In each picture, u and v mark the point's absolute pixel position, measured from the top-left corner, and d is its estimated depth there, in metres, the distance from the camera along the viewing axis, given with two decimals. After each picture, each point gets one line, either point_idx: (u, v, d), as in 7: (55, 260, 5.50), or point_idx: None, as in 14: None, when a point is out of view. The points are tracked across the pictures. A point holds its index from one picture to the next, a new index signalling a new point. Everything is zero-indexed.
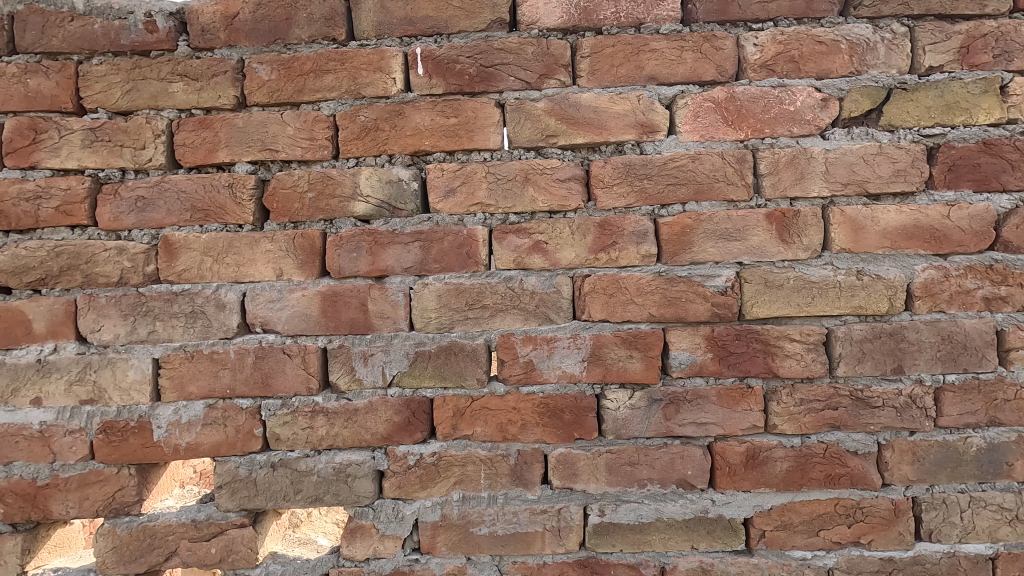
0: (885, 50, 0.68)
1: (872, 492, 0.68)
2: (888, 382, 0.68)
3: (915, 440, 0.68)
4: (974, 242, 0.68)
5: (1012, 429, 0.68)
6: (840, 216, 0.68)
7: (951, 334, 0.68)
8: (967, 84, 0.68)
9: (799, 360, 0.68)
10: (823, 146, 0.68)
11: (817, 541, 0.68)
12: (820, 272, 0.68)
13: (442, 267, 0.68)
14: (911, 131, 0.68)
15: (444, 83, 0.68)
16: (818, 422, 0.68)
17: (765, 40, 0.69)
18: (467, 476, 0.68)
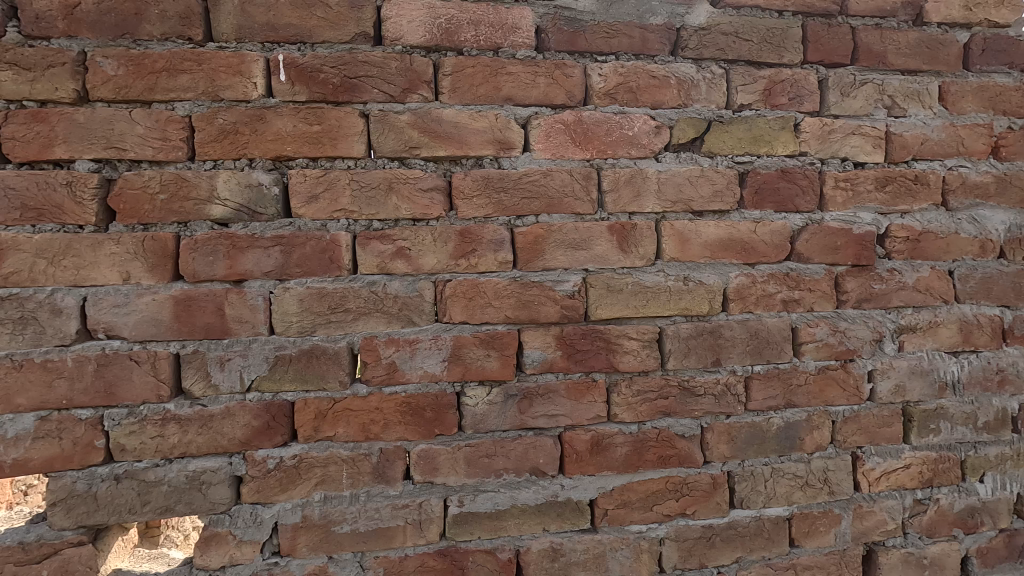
0: (706, 88, 0.80)
1: (695, 469, 0.78)
2: (708, 372, 0.79)
3: (730, 422, 0.79)
4: (774, 253, 0.81)
5: (804, 409, 0.81)
6: (670, 230, 0.78)
7: (757, 331, 0.80)
8: (769, 120, 0.81)
9: (636, 355, 0.77)
10: (656, 167, 0.78)
11: (652, 515, 0.77)
12: (653, 277, 0.77)
13: (304, 271, 0.69)
14: (726, 158, 0.80)
15: (308, 91, 0.70)
16: (652, 410, 0.77)
17: (608, 72, 0.77)
18: (330, 476, 0.69)
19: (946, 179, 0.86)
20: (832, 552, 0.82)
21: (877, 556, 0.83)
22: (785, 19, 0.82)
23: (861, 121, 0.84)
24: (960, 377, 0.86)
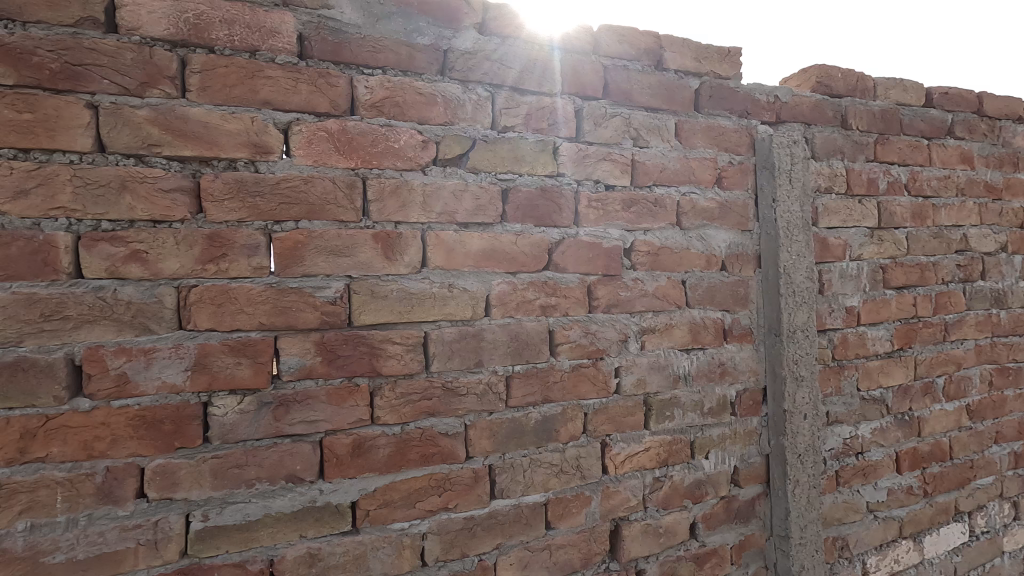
0: (471, 108, 0.85)
1: (458, 464, 0.84)
2: (471, 373, 0.85)
3: (492, 418, 0.86)
4: (533, 263, 0.89)
5: (559, 404, 0.91)
6: (435, 239, 0.82)
7: (517, 334, 0.88)
8: (530, 143, 0.89)
9: (399, 359, 0.80)
10: (422, 180, 0.82)
11: (414, 511, 0.81)
12: (418, 284, 0.81)
13: (9, 274, 0.62)
14: (490, 175, 0.86)
15: (16, 74, 0.63)
16: (415, 411, 0.81)
17: (374, 84, 0.79)
18: (40, 501, 0.63)
19: (681, 203, 1.02)
20: (583, 529, 0.93)
21: (621, 530, 0.95)
22: (546, 52, 0.91)
23: (612, 149, 0.96)
24: (690, 371, 1.02)
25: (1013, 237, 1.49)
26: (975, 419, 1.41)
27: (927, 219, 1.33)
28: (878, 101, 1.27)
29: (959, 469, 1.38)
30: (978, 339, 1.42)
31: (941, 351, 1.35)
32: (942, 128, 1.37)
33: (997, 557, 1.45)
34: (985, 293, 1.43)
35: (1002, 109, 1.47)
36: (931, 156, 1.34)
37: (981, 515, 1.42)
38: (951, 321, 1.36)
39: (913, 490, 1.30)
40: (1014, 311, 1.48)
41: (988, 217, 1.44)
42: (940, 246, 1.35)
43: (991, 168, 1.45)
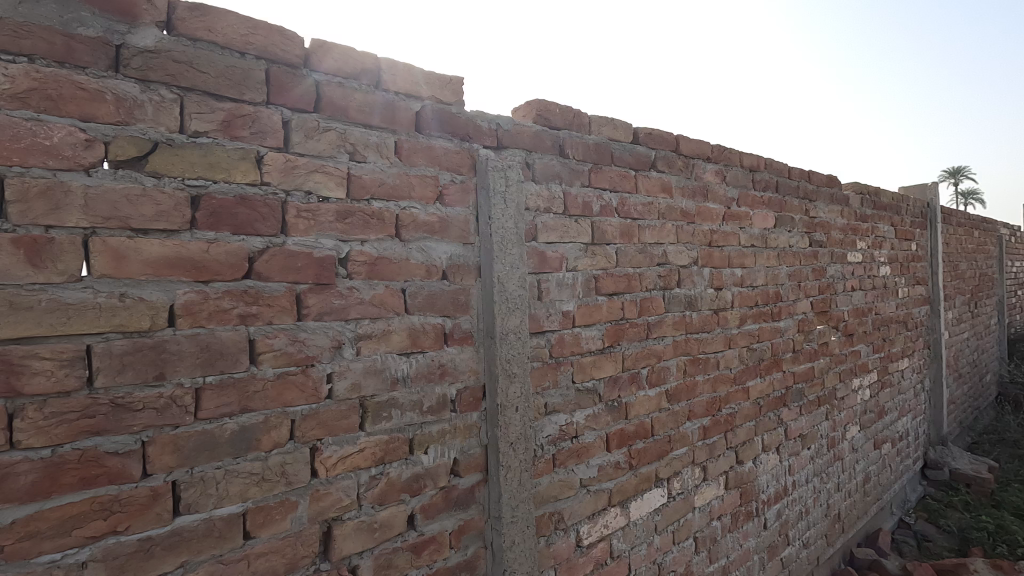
0: (151, 109, 0.82)
1: (131, 484, 0.79)
2: (150, 387, 0.81)
3: (176, 433, 0.83)
4: (229, 272, 0.88)
5: (260, 413, 0.91)
6: (101, 246, 0.77)
7: (209, 344, 0.86)
8: (227, 150, 0.88)
9: (48, 376, 0.73)
10: (84, 181, 0.76)
11: (69, 540, 0.74)
12: (77, 294, 0.75)
13: None
14: (175, 180, 0.83)
15: None
16: (72, 432, 0.75)
17: (16, 73, 0.72)
18: None
19: (401, 217, 1.09)
20: (288, 535, 0.94)
21: (333, 530, 0.99)
22: (247, 60, 0.91)
23: (325, 161, 0.99)
24: (408, 373, 1.10)
25: (702, 253, 1.86)
26: (672, 401, 1.74)
27: (633, 237, 1.62)
28: (592, 136, 1.50)
29: (658, 444, 1.69)
30: (675, 336, 1.75)
31: (644, 347, 1.65)
32: (646, 162, 1.66)
33: (688, 512, 1.81)
34: (680, 298, 1.76)
35: (695, 150, 1.83)
36: (636, 185, 1.63)
37: (676, 479, 1.76)
38: (652, 322, 1.66)
39: (620, 464, 1.57)
40: (703, 312, 1.86)
41: (683, 237, 1.78)
42: (644, 260, 1.65)
43: (686, 197, 1.80)
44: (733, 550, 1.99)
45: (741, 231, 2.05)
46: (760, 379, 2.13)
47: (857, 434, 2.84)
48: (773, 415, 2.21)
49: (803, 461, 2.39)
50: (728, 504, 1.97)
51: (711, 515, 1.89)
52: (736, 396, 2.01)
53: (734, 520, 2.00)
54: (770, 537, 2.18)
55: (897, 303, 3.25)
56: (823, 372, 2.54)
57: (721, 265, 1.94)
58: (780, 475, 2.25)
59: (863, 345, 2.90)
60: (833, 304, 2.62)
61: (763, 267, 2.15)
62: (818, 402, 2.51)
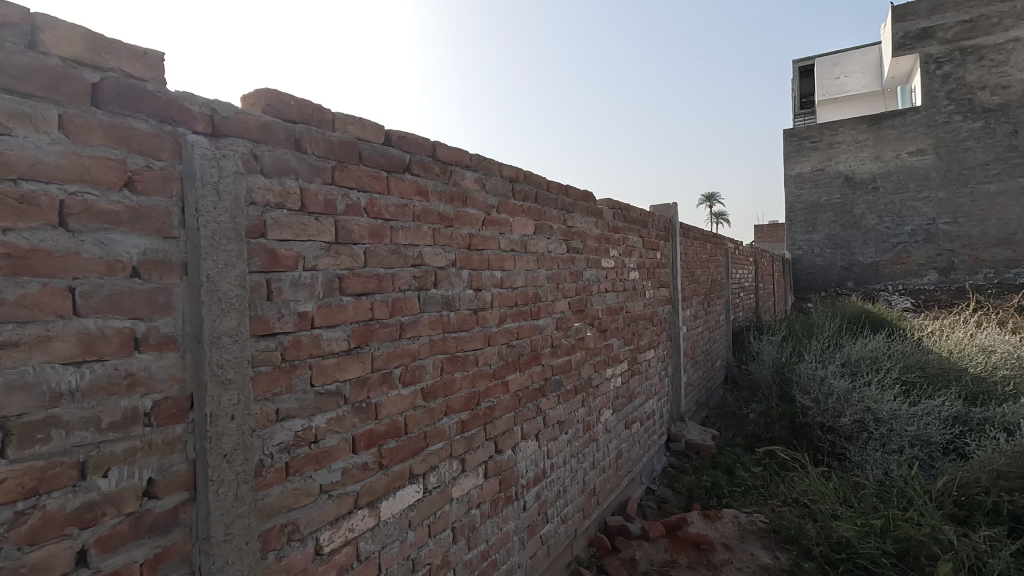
0: None
1: None
2: None
3: None
4: None
5: None
6: None
7: None
8: None
9: None
10: None
11: None
12: None
13: None
14: None
15: None
16: None
17: None
18: None
19: (66, 203, 0.94)
20: None
21: None
22: None
23: None
24: (77, 386, 0.94)
25: (461, 255, 1.95)
26: (428, 399, 1.80)
27: (385, 237, 1.63)
28: (336, 133, 1.48)
29: (412, 441, 1.73)
30: (431, 335, 1.80)
31: (397, 347, 1.67)
32: (400, 164, 1.69)
33: (446, 504, 1.89)
34: (436, 299, 1.83)
35: (453, 157, 1.92)
36: (388, 187, 1.64)
37: (433, 474, 1.82)
38: (405, 322, 1.69)
39: (369, 465, 1.56)
40: (461, 312, 1.95)
41: (441, 239, 1.85)
42: (397, 260, 1.67)
43: (444, 202, 1.87)
44: (493, 535, 2.13)
45: (501, 236, 2.20)
46: (519, 373, 2.32)
47: (611, 417, 3.26)
48: (533, 405, 2.42)
49: (561, 445, 2.66)
50: (488, 492, 2.11)
51: (469, 504, 2.00)
52: (495, 390, 2.15)
53: (494, 506, 2.14)
54: (529, 518, 2.38)
55: (644, 303, 3.83)
56: (580, 364, 2.87)
57: (480, 267, 2.06)
58: (538, 459, 2.47)
59: (616, 339, 3.35)
60: (588, 304, 2.97)
61: (523, 270, 2.34)
62: (575, 391, 2.83)
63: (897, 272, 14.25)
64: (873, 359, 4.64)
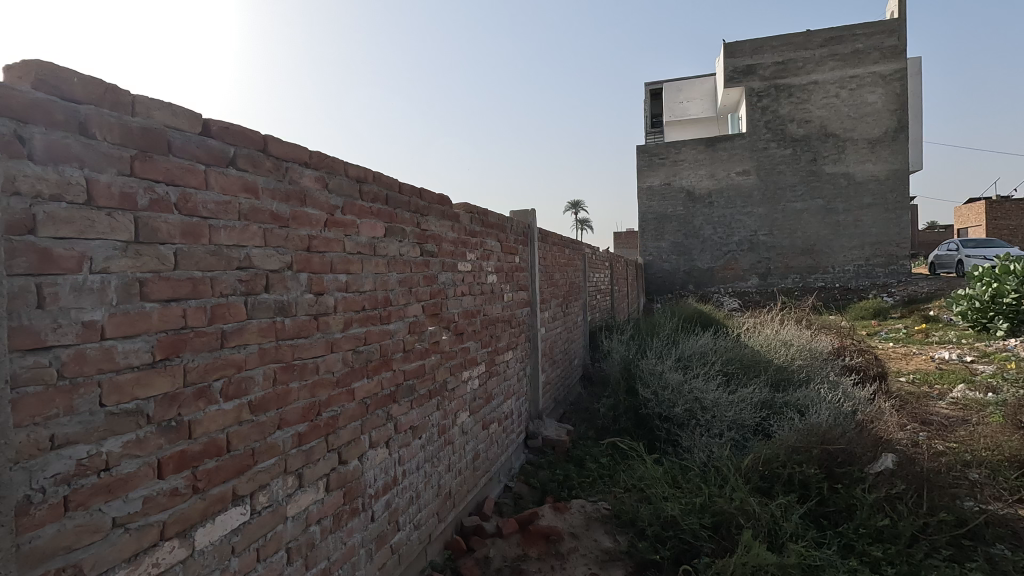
0: None
1: None
2: None
3: None
4: None
5: None
6: None
7: None
8: None
9: None
10: None
11: None
12: None
13: None
14: None
15: None
16: None
17: None
18: None
19: None
20: None
21: None
22: None
23: None
24: None
25: (298, 258, 1.82)
26: (257, 412, 1.66)
27: (203, 237, 1.47)
28: (136, 118, 1.33)
29: (237, 460, 1.59)
30: (261, 343, 1.67)
31: (217, 357, 1.52)
32: (222, 158, 1.55)
33: (280, 524, 1.76)
34: (268, 304, 1.69)
35: (288, 153, 1.80)
36: (207, 181, 1.50)
37: (263, 493, 1.69)
38: (228, 330, 1.55)
39: (180, 491, 1.40)
40: (298, 318, 1.83)
41: (274, 240, 1.72)
42: (218, 262, 1.52)
43: (278, 201, 1.75)
44: (336, 550, 2.03)
45: (347, 238, 2.10)
46: (366, 380, 2.24)
47: (468, 419, 3.29)
48: (382, 412, 2.35)
49: (413, 451, 2.62)
50: (330, 506, 2.00)
51: (308, 521, 1.89)
52: (339, 399, 2.05)
53: (337, 520, 2.04)
54: (378, 528, 2.30)
55: (502, 306, 3.92)
56: (434, 368, 2.85)
57: (321, 271, 1.94)
58: (388, 467, 2.41)
59: (473, 342, 3.39)
60: (444, 308, 2.97)
61: (371, 274, 2.26)
62: (430, 395, 2.81)
63: (729, 276, 16.25)
64: (702, 354, 5.23)
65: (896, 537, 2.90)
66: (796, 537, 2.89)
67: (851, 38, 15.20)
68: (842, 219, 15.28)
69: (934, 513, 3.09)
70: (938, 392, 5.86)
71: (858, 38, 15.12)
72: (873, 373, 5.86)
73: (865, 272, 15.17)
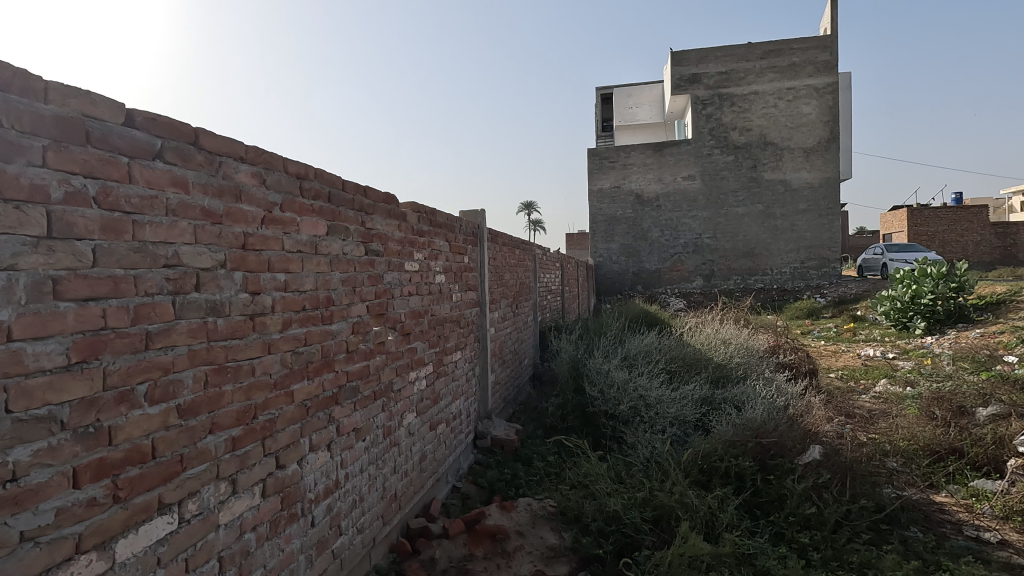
0: None
1: None
2: None
3: None
4: None
5: None
6: None
7: None
8: None
9: None
10: None
11: None
12: None
13: None
14: None
15: None
16: None
17: None
18: None
19: None
20: None
21: None
22: None
23: None
24: None
25: (232, 256, 1.75)
26: (186, 417, 1.59)
27: (125, 233, 1.40)
28: (49, 106, 1.25)
29: (163, 466, 1.51)
30: (191, 344, 1.60)
31: (141, 360, 1.45)
32: (148, 150, 1.48)
33: (211, 533, 1.69)
34: (199, 304, 1.62)
35: (221, 147, 1.73)
36: (130, 174, 1.42)
37: (192, 501, 1.61)
38: (154, 330, 1.48)
39: (98, 501, 1.33)
40: (231, 319, 1.76)
41: (205, 238, 1.65)
42: (142, 260, 1.45)
43: (209, 196, 1.68)
44: (272, 557, 1.97)
45: (286, 236, 2.04)
46: (306, 382, 2.18)
47: (414, 420, 3.26)
48: (323, 414, 2.30)
49: (357, 454, 2.57)
50: (266, 512, 1.94)
51: (242, 528, 1.82)
52: (276, 401, 1.99)
53: (273, 527, 1.98)
54: (318, 533, 2.25)
55: (451, 306, 3.91)
56: (379, 369, 2.81)
57: (257, 270, 1.87)
58: (330, 471, 2.35)
59: (420, 342, 3.36)
60: (389, 308, 2.93)
61: (312, 273, 2.20)
62: (374, 396, 2.76)
63: (674, 278, 16.78)
64: (647, 353, 5.38)
65: (822, 524, 3.09)
66: (731, 527, 3.03)
67: (789, 52, 15.97)
68: (779, 223, 16.06)
69: (856, 500, 3.30)
70: (862, 387, 6.25)
71: (794, 52, 15.91)
72: (804, 370, 6.19)
73: (801, 274, 16.01)
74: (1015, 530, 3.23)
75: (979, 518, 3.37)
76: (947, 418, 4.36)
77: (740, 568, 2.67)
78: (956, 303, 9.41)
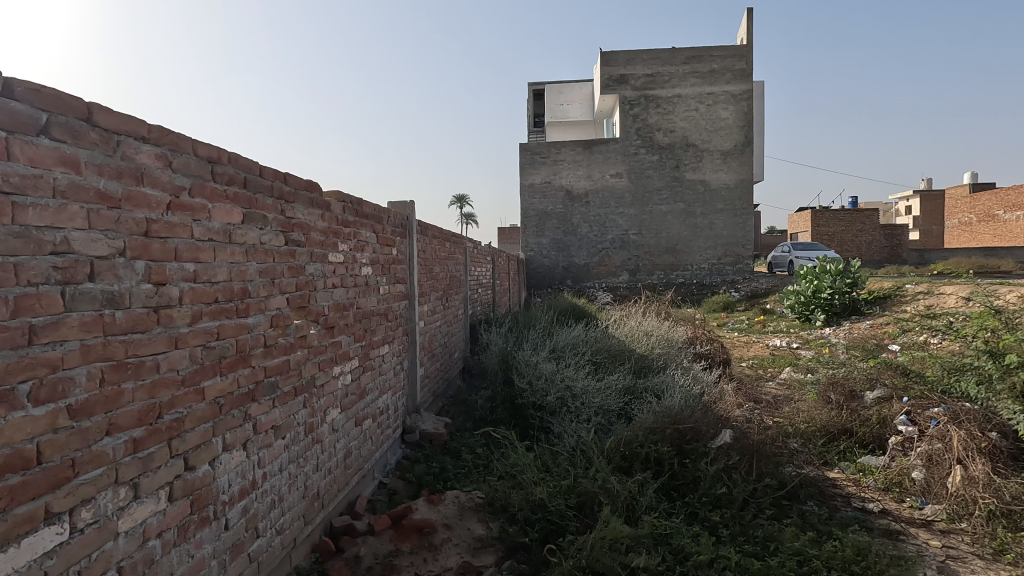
0: None
1: None
2: None
3: None
4: None
5: None
6: None
7: None
8: None
9: None
10: None
11: None
12: None
13: None
14: None
15: None
16: None
17: None
18: None
19: None
20: None
21: None
22: None
23: None
24: None
25: (132, 244, 1.62)
26: (78, 418, 1.46)
27: (3, 215, 1.27)
28: None
29: (52, 472, 1.39)
30: (83, 339, 1.46)
31: (23, 356, 1.32)
32: (30, 125, 1.34)
33: (109, 542, 1.56)
34: (93, 295, 1.49)
35: (120, 125, 1.59)
36: (9, 150, 1.29)
37: (86, 508, 1.48)
38: (38, 323, 1.35)
39: None
40: (132, 311, 1.62)
41: (100, 223, 1.52)
42: (24, 246, 1.32)
43: (106, 178, 1.54)
44: (180, 564, 1.85)
45: (195, 223, 1.91)
46: (219, 378, 2.06)
47: (339, 416, 3.16)
48: (238, 412, 2.18)
49: (276, 452, 2.46)
50: (175, 516, 1.83)
51: (145, 536, 1.70)
52: (185, 399, 1.86)
53: (182, 532, 1.86)
54: (232, 537, 2.13)
55: (378, 299, 3.84)
56: (300, 364, 2.71)
57: (162, 259, 1.74)
58: (246, 471, 2.24)
59: (344, 336, 3.27)
60: (312, 300, 2.82)
61: (225, 263, 2.08)
62: (295, 393, 2.65)
63: (602, 272, 17.33)
64: (575, 345, 5.52)
65: (731, 502, 3.32)
66: (650, 509, 3.18)
67: (709, 58, 16.80)
68: (699, 221, 16.94)
69: (761, 479, 3.57)
70: (769, 374, 6.76)
71: (714, 59, 16.78)
72: (719, 359, 6.60)
73: (717, 270, 16.95)
74: (894, 499, 3.62)
75: (865, 491, 3.74)
76: (840, 401, 4.81)
77: (657, 547, 2.81)
78: (850, 298, 10.34)
